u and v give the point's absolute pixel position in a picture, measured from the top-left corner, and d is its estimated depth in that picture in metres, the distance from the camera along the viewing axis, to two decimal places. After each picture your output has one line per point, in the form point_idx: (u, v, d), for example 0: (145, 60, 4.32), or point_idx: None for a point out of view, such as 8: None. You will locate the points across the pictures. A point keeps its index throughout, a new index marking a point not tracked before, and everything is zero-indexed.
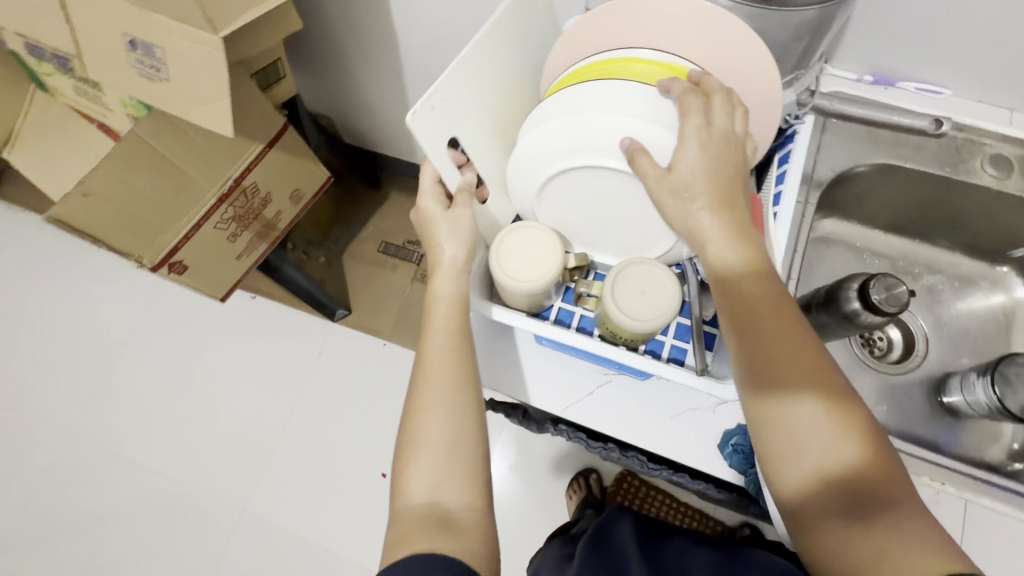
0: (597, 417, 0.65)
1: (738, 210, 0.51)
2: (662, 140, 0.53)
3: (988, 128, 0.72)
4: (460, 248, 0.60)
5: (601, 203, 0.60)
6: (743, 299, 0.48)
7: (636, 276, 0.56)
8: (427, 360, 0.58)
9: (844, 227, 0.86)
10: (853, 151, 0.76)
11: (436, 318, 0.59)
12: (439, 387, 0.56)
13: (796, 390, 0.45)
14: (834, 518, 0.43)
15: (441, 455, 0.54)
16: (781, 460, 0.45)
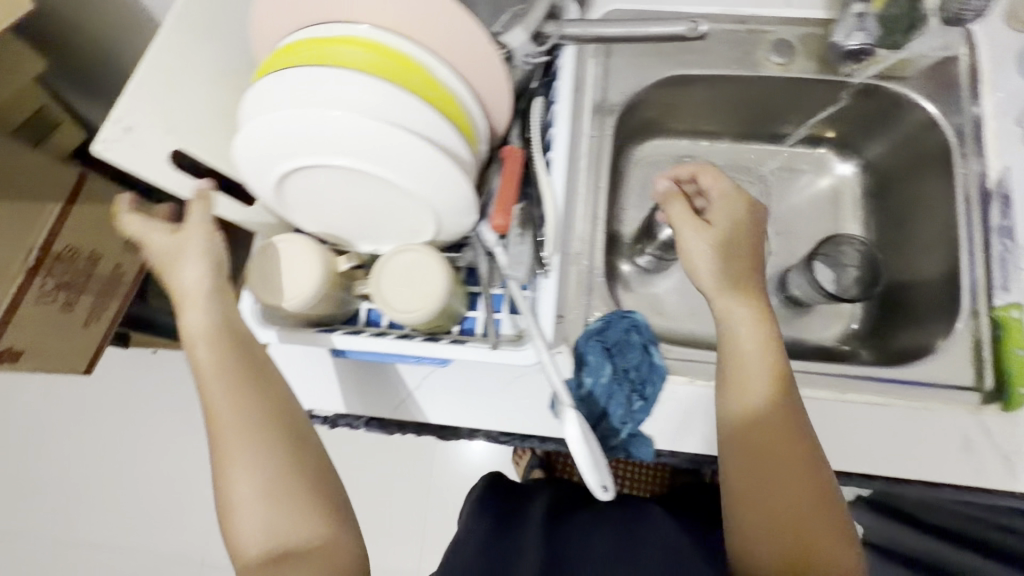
0: (429, 410, 0.61)
1: (752, 282, 0.56)
2: (375, 130, 0.47)
3: (765, 15, 0.70)
4: (202, 274, 0.52)
5: (350, 200, 0.54)
6: (729, 357, 0.54)
7: (402, 268, 0.52)
8: (216, 416, 0.49)
9: (665, 146, 0.82)
10: (640, 69, 0.71)
11: (206, 368, 0.50)
12: (242, 437, 0.49)
13: (767, 378, 0.52)
14: (770, 557, 0.49)
15: (266, 500, 0.48)
16: (745, 409, 0.52)
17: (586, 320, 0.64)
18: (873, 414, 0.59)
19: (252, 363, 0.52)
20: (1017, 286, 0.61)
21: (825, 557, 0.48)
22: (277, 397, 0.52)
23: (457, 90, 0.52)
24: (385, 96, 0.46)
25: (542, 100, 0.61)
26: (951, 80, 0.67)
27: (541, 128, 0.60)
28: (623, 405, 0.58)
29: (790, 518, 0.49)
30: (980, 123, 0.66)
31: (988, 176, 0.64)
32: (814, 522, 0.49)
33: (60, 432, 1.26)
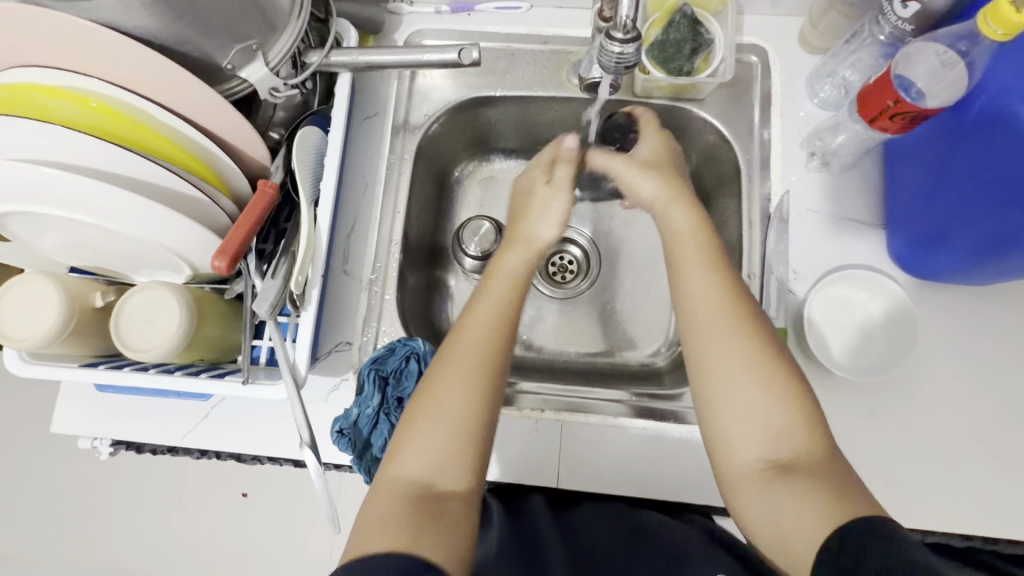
0: (216, 437, 0.61)
1: (682, 183, 0.64)
2: (91, 197, 0.46)
3: (568, 35, 0.70)
4: (549, 227, 0.64)
5: (95, 242, 0.54)
6: (681, 253, 0.59)
7: (144, 305, 0.53)
8: (453, 347, 0.54)
9: (493, 166, 0.83)
10: (445, 92, 0.72)
11: (486, 297, 0.58)
12: (460, 366, 0.53)
13: (721, 257, 0.58)
14: (752, 456, 0.50)
15: (441, 446, 0.50)
16: (684, 279, 0.57)
17: (372, 347, 0.65)
18: (636, 439, 0.62)
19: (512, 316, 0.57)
20: (784, 310, 0.62)
21: (806, 458, 0.48)
22: (507, 324, 0.56)
23: (196, 139, 0.51)
24: (103, 160, 0.46)
25: (316, 129, 0.61)
26: (744, 102, 0.68)
27: (309, 159, 0.60)
28: (386, 433, 0.59)
29: (766, 425, 0.50)
30: (768, 146, 0.67)
31: (771, 201, 0.65)
32: (789, 415, 0.50)
33: None
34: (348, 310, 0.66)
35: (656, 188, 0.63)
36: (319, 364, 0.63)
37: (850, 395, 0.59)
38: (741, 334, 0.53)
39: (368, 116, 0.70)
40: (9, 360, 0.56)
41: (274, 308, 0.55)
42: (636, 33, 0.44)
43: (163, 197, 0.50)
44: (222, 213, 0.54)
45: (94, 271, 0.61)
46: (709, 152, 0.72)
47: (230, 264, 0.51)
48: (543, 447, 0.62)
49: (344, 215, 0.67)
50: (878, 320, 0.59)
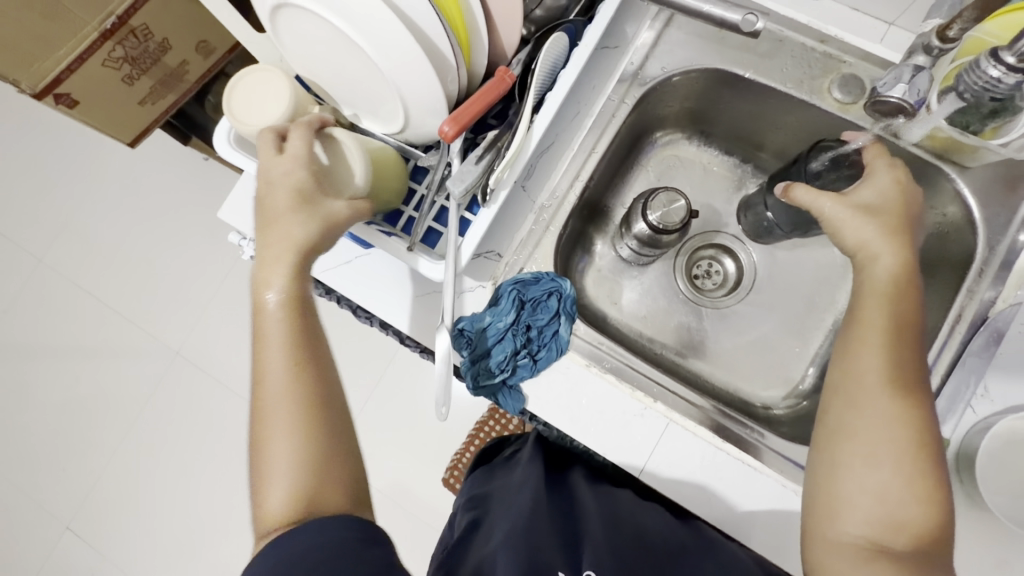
0: (349, 285, 0.64)
1: (908, 236, 0.55)
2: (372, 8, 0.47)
3: (850, 42, 0.63)
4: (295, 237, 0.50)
5: (335, 61, 0.55)
6: (868, 311, 0.52)
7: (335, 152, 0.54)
8: (263, 380, 0.49)
9: (688, 146, 0.80)
10: (691, 50, 0.67)
11: (268, 319, 0.50)
12: (274, 411, 0.48)
13: (900, 322, 0.51)
14: (854, 530, 0.47)
15: (297, 471, 0.46)
16: (854, 345, 0.52)
17: (517, 269, 0.65)
18: (735, 469, 0.59)
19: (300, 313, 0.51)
20: (954, 421, 0.56)
21: (912, 555, 0.45)
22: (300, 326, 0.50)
23: None
24: None
25: (567, 38, 0.59)
26: (1014, 190, 0.60)
27: (549, 65, 0.58)
28: (506, 351, 0.59)
29: (881, 510, 0.46)
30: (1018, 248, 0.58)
31: (995, 306, 0.58)
32: (919, 515, 0.46)
33: (69, 186, 1.35)
34: (512, 223, 0.65)
35: (879, 240, 0.54)
36: (468, 263, 0.63)
37: (985, 534, 0.54)
38: (898, 420, 0.48)
39: (607, 46, 0.67)
40: (218, 134, 0.60)
41: (465, 192, 0.55)
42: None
43: (423, 41, 0.50)
44: (457, 79, 0.53)
45: (313, 87, 0.63)
46: (939, 227, 0.64)
47: (456, 134, 0.52)
48: (640, 434, 0.60)
49: (547, 132, 0.65)
50: None
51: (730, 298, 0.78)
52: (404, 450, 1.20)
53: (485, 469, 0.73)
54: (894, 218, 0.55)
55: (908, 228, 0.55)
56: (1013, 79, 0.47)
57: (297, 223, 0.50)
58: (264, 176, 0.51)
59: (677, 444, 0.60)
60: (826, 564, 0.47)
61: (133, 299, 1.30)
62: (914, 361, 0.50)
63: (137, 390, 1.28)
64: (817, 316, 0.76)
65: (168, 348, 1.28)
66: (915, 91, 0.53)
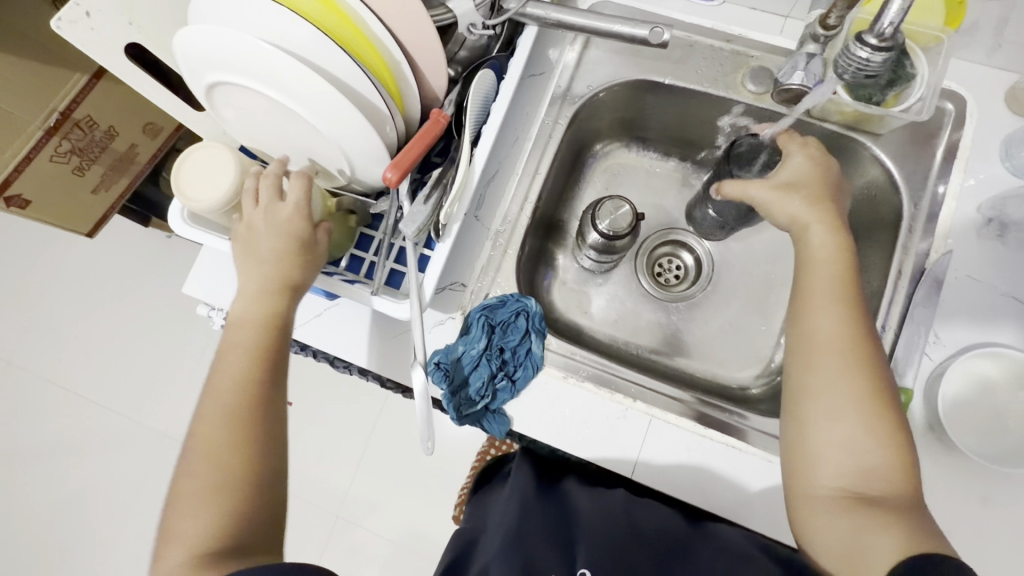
0: (323, 338, 0.65)
1: (831, 207, 0.58)
2: (298, 76, 0.50)
3: (754, 38, 0.69)
4: (258, 272, 0.56)
5: (275, 128, 0.57)
6: (815, 281, 0.55)
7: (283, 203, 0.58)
8: (206, 430, 0.51)
9: (628, 154, 0.84)
10: (611, 66, 0.71)
11: (237, 338, 0.55)
12: (210, 430, 0.51)
13: (839, 284, 0.54)
14: (831, 483, 0.49)
15: (207, 501, 0.48)
16: (809, 305, 0.54)
17: (483, 293, 0.67)
18: (722, 454, 0.61)
19: (256, 390, 0.53)
20: (913, 371, 0.59)
21: (891, 497, 0.47)
22: (257, 378, 0.53)
23: (387, 46, 0.53)
24: (315, 44, 0.50)
25: (492, 73, 0.62)
26: (925, 148, 0.64)
27: (480, 101, 0.61)
28: (483, 377, 0.61)
29: (850, 458, 0.48)
30: (939, 200, 0.63)
31: (929, 257, 0.62)
32: (886, 458, 0.48)
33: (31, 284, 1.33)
34: (471, 253, 0.68)
35: (810, 211, 0.57)
36: (433, 298, 0.65)
37: (964, 475, 0.56)
38: (855, 373, 0.50)
39: (534, 74, 0.71)
40: (171, 213, 0.61)
41: (418, 232, 0.57)
42: (889, 45, 0.51)
43: (353, 96, 0.53)
44: (395, 129, 0.56)
45: (259, 154, 0.65)
46: (867, 192, 0.68)
47: (400, 178, 0.54)
48: (625, 435, 0.62)
49: (490, 162, 0.68)
50: (1018, 414, 0.56)
51: (693, 290, 0.81)
52: (408, 492, 1.19)
53: (486, 493, 0.75)
54: (813, 189, 0.59)
55: (831, 195, 0.59)
56: (879, 57, 0.52)
57: (275, 272, 0.56)
58: (259, 214, 0.56)
59: (662, 438, 0.62)
60: (812, 519, 0.49)
61: (110, 387, 1.28)
62: (864, 320, 0.53)
63: (127, 482, 1.24)
64: (775, 293, 0.79)
65: (152, 432, 1.25)
66: (811, 77, 0.59)
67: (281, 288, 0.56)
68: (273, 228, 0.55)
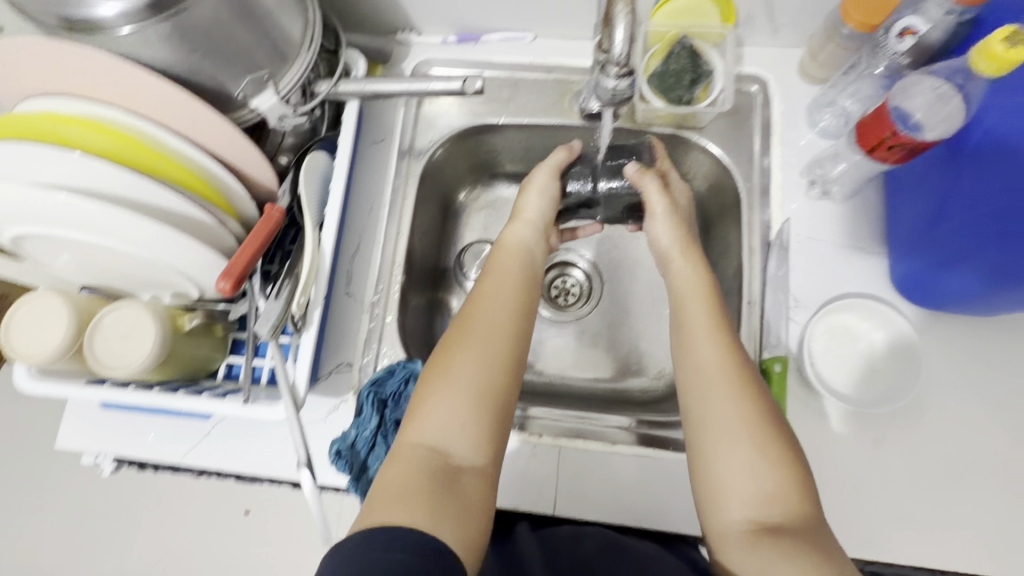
0: (214, 458, 0.62)
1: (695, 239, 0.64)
2: (99, 214, 0.48)
3: (570, 65, 0.72)
4: (552, 204, 0.66)
5: (101, 263, 0.55)
6: (687, 318, 0.56)
7: (127, 334, 0.55)
8: (478, 308, 0.56)
9: (495, 194, 0.83)
10: (449, 118, 0.73)
11: (501, 263, 0.60)
12: (490, 325, 0.54)
13: (713, 311, 0.56)
14: (738, 515, 0.47)
15: (472, 392, 0.50)
16: (686, 336, 0.55)
17: (371, 368, 0.65)
18: (637, 465, 0.62)
19: (527, 305, 0.57)
20: (784, 339, 0.61)
21: (792, 523, 0.45)
22: (528, 289, 0.59)
23: (195, 159, 0.53)
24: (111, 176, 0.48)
25: (323, 155, 0.63)
26: (744, 131, 0.69)
27: (315, 184, 0.62)
28: (382, 456, 0.60)
29: (752, 486, 0.47)
30: (767, 174, 0.67)
31: (772, 227, 0.65)
32: (780, 482, 0.46)
33: None
34: (349, 331, 0.67)
35: (668, 236, 0.63)
36: (320, 385, 0.64)
37: (853, 425, 0.59)
38: (741, 400, 0.50)
39: (375, 142, 0.72)
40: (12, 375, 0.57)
41: (275, 329, 0.56)
42: (630, 71, 0.45)
43: (170, 217, 0.52)
44: (229, 235, 0.56)
45: (103, 289, 0.62)
46: (710, 180, 0.72)
47: (234, 286, 0.53)
48: (540, 471, 0.62)
49: (349, 238, 0.69)
50: (881, 353, 0.59)
51: (588, 305, 0.80)
52: None
53: None
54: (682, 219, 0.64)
55: (688, 225, 0.65)
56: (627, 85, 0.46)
57: (547, 221, 0.66)
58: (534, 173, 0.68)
59: (575, 464, 0.62)
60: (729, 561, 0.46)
61: None
62: (742, 348, 0.54)
63: None
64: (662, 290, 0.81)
65: None
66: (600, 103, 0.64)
67: (546, 226, 0.66)
68: (552, 195, 0.67)
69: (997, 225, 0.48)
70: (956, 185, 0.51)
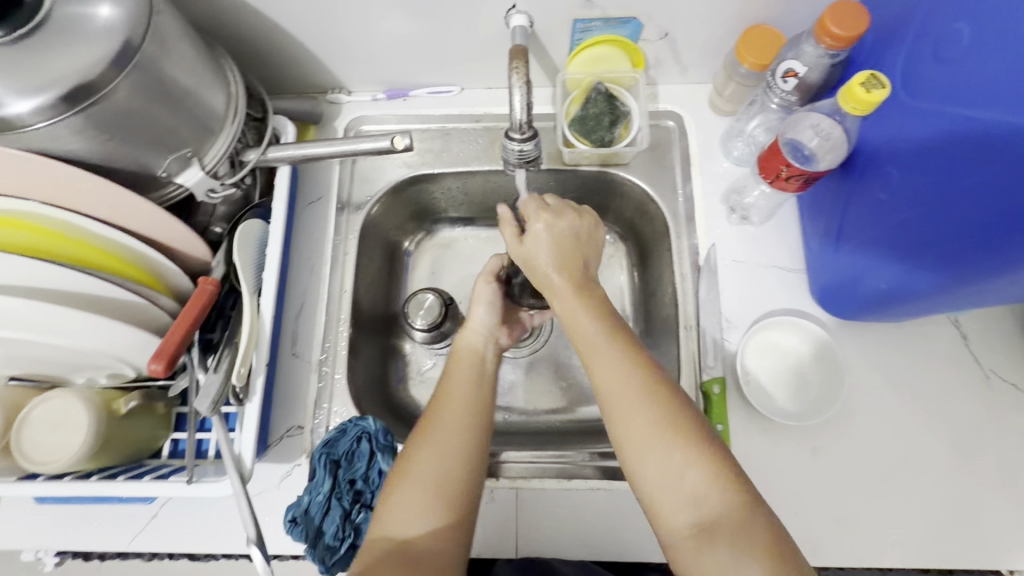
0: (163, 541, 0.60)
1: (586, 279, 0.57)
2: (17, 309, 0.47)
3: (497, 113, 0.75)
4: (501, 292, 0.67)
5: (25, 355, 0.53)
6: (580, 332, 0.54)
7: (59, 425, 0.53)
8: (436, 407, 0.56)
9: (439, 237, 0.85)
10: (384, 172, 0.75)
11: (465, 349, 0.61)
12: (453, 410, 0.55)
13: (607, 317, 0.54)
14: (679, 522, 0.45)
15: (434, 480, 0.51)
16: (585, 347, 0.53)
17: (322, 429, 0.65)
18: (594, 498, 0.62)
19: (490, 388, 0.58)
20: (720, 359, 0.64)
21: (727, 518, 0.43)
22: (489, 373, 0.60)
23: (120, 241, 0.52)
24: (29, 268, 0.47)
25: (257, 221, 0.63)
26: (665, 164, 0.72)
27: (249, 251, 0.62)
28: (337, 519, 0.59)
29: (682, 490, 0.45)
30: (691, 203, 0.71)
31: (699, 253, 0.69)
32: (702, 476, 0.45)
33: None
34: (297, 393, 0.66)
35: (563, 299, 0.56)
36: (270, 452, 0.63)
37: (792, 436, 0.61)
38: (645, 403, 0.48)
39: (312, 201, 0.73)
40: None
41: (216, 404, 0.56)
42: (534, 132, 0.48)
43: (95, 302, 0.51)
44: (161, 312, 0.55)
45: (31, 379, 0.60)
46: (639, 211, 0.75)
47: (167, 366, 0.52)
48: (500, 514, 0.62)
49: (291, 299, 0.69)
50: (809, 364, 0.63)
51: (541, 339, 0.80)
52: None
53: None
54: (557, 268, 0.57)
55: (583, 272, 0.57)
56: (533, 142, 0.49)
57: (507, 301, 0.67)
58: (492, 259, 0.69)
59: (533, 504, 0.63)
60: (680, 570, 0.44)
61: None
62: (637, 347, 0.52)
63: None
64: None
65: None
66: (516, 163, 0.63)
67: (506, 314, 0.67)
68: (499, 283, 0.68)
69: (898, 221, 0.50)
70: (868, 202, 0.53)
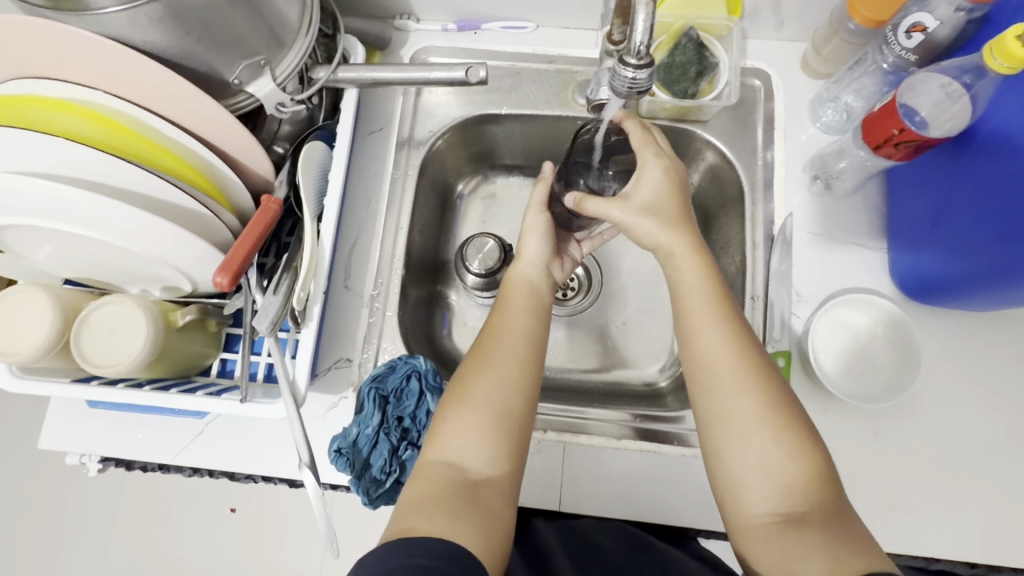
0: (208, 457, 0.60)
1: (690, 231, 0.55)
2: (86, 203, 0.45)
3: (572, 55, 0.71)
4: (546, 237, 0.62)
5: (86, 255, 0.52)
6: (687, 303, 0.53)
7: (116, 330, 0.53)
8: (487, 350, 0.53)
9: (493, 184, 0.82)
10: (448, 108, 0.72)
11: (517, 290, 0.58)
12: (506, 353, 0.53)
13: (721, 290, 0.53)
14: (762, 508, 0.45)
15: (491, 417, 0.49)
16: (691, 314, 0.52)
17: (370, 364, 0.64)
18: (641, 460, 0.61)
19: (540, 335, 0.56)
20: (785, 334, 0.62)
21: (817, 511, 0.44)
22: (539, 320, 0.56)
23: (189, 148, 0.50)
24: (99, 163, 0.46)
25: (321, 144, 0.61)
26: (747, 124, 0.68)
27: (313, 174, 0.60)
28: (385, 454, 0.58)
29: (775, 478, 0.45)
30: (770, 169, 0.67)
31: (774, 223, 0.65)
32: (804, 470, 0.45)
33: None
34: (348, 327, 0.65)
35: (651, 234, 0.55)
36: (318, 381, 0.62)
37: (853, 419, 0.59)
38: (754, 385, 0.48)
39: (373, 131, 0.70)
40: None
41: (274, 325, 0.55)
42: (651, 59, 0.43)
43: (162, 207, 0.49)
44: (224, 227, 0.54)
45: (87, 283, 0.59)
46: (711, 174, 0.72)
47: (232, 280, 0.51)
48: (544, 467, 0.62)
49: (346, 230, 0.67)
50: (881, 346, 0.60)
51: (589, 299, 0.78)
52: None
53: None
54: (666, 215, 0.55)
55: (687, 222, 0.56)
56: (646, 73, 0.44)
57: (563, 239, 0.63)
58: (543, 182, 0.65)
59: (578, 459, 0.62)
60: (753, 550, 0.46)
61: None
62: (750, 332, 0.52)
63: None
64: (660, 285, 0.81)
65: None
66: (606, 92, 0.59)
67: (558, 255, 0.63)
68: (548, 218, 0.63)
69: (995, 226, 0.48)
70: (975, 185, 0.50)
